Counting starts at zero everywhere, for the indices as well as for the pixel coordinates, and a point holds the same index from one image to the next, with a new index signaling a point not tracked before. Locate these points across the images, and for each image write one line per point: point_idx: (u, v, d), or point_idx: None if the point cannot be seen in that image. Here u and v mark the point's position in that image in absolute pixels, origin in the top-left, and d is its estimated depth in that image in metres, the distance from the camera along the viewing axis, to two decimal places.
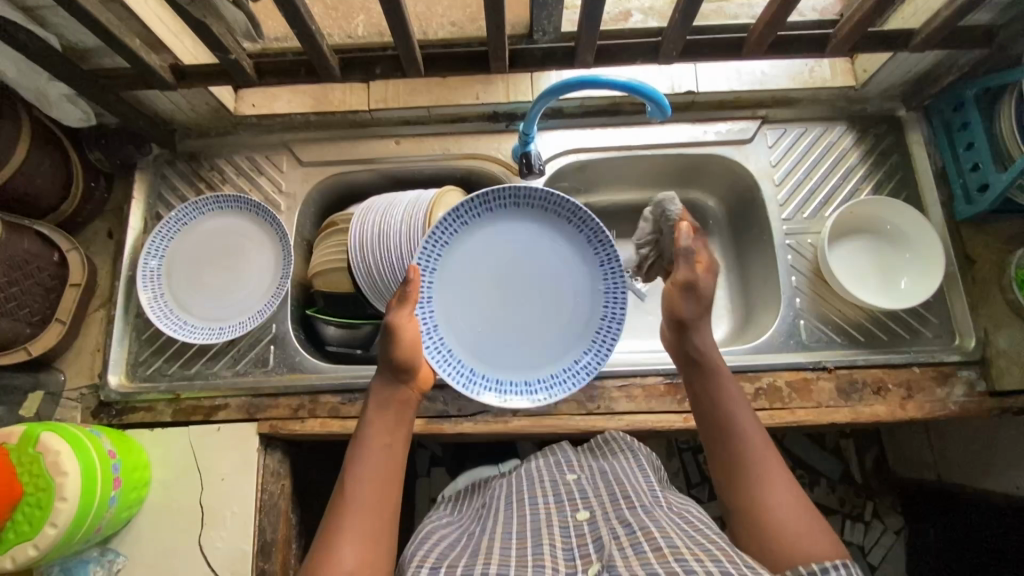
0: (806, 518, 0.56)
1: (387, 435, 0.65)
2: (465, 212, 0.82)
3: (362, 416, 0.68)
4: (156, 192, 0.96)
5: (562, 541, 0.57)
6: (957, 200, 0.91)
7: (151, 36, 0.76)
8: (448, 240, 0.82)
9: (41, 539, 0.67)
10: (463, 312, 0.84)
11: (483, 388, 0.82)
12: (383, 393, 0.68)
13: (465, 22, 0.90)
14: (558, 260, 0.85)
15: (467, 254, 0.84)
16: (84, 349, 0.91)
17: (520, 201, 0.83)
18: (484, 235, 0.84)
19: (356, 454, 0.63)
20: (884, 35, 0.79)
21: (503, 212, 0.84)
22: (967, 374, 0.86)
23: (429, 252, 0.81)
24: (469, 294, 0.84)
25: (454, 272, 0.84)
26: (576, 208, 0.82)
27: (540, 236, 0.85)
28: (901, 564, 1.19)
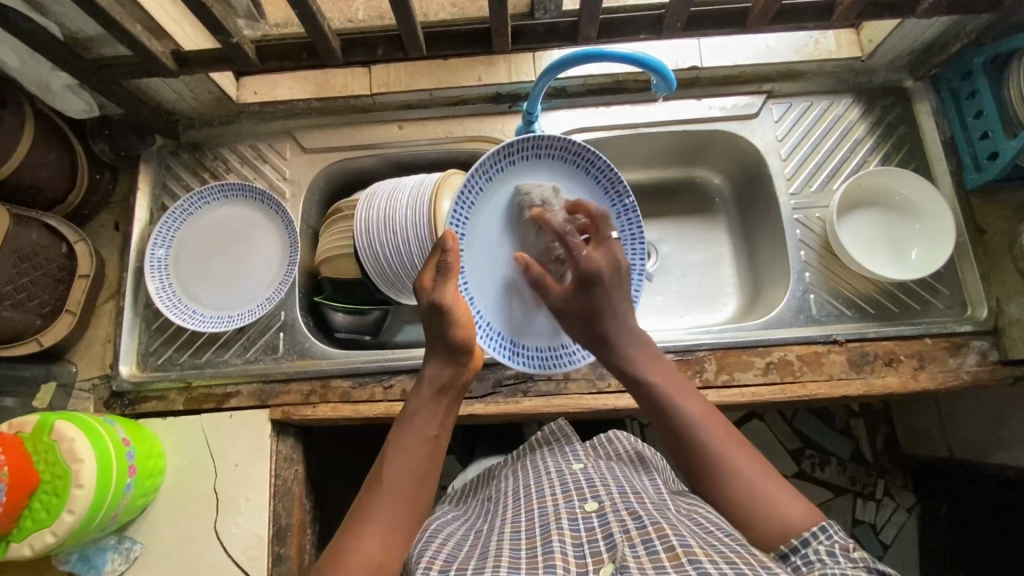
0: (780, 497, 0.56)
1: (434, 424, 0.63)
2: (489, 168, 0.76)
3: (411, 395, 0.66)
4: (161, 182, 0.96)
5: (572, 536, 0.55)
6: (966, 168, 0.90)
7: (151, 22, 0.75)
8: (474, 199, 0.77)
9: (59, 525, 0.67)
10: (495, 278, 0.79)
11: (525, 356, 0.80)
12: (440, 378, 0.66)
13: (465, 3, 0.90)
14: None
15: (491, 214, 0.78)
16: (95, 341, 0.91)
17: (542, 152, 0.78)
18: (507, 194, 0.78)
19: (399, 441, 0.61)
20: (890, 2, 0.78)
21: (523, 166, 0.78)
22: (980, 344, 0.86)
23: (459, 214, 0.76)
24: (498, 259, 0.79)
25: (482, 235, 0.78)
26: (596, 157, 0.79)
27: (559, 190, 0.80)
28: (914, 542, 1.19)
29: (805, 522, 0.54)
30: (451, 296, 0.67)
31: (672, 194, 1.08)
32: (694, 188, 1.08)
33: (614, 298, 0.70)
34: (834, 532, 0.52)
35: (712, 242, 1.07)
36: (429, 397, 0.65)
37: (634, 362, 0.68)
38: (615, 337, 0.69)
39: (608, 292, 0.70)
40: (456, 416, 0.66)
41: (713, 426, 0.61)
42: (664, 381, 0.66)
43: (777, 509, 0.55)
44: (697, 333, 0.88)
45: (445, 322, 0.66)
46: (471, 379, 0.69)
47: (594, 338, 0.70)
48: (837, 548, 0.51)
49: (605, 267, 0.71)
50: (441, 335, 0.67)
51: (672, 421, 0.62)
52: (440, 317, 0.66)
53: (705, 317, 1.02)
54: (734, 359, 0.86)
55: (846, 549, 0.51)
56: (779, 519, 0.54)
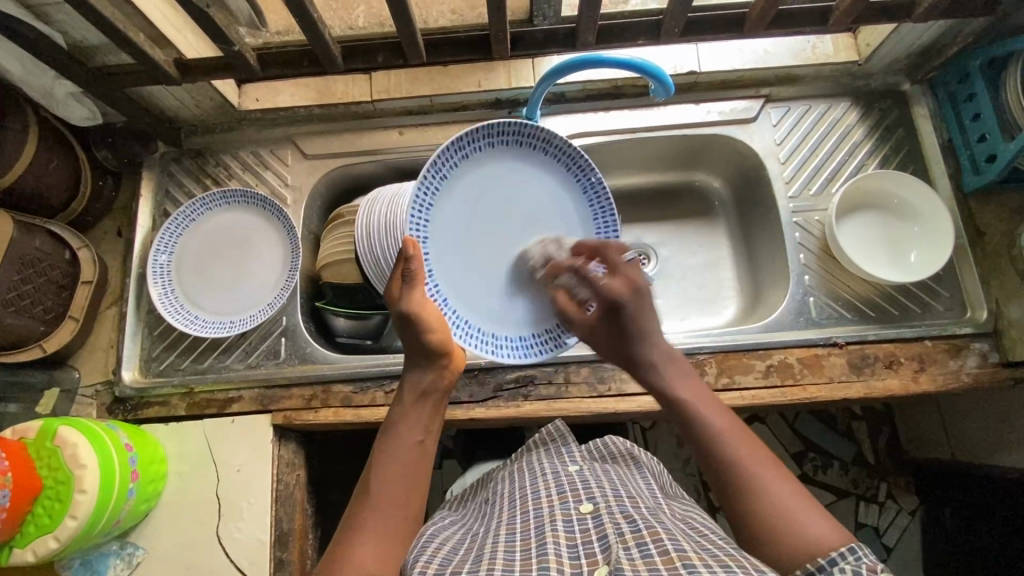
0: (808, 517, 0.54)
1: (419, 430, 0.64)
2: (442, 166, 0.72)
3: (394, 402, 0.67)
4: (163, 189, 0.97)
5: (567, 537, 0.55)
6: (965, 171, 0.90)
7: (154, 31, 0.76)
8: (432, 200, 0.73)
9: (62, 530, 0.67)
10: (466, 276, 0.76)
11: (509, 350, 0.77)
12: (422, 384, 0.67)
13: (465, 10, 0.90)
14: (550, 198, 0.78)
15: (451, 211, 0.75)
16: (98, 347, 0.92)
17: (495, 139, 0.75)
18: (463, 187, 0.75)
19: (383, 448, 0.62)
20: (886, 7, 0.79)
21: (481, 156, 0.75)
22: (980, 346, 0.86)
23: (419, 217, 0.73)
24: (466, 256, 0.76)
25: (445, 235, 0.75)
26: (549, 134, 0.76)
27: (516, 173, 0.77)
28: (917, 546, 1.19)
29: (833, 542, 0.52)
30: (417, 305, 0.66)
31: (672, 198, 1.09)
32: (694, 192, 1.08)
33: (644, 324, 0.69)
34: (863, 553, 0.50)
35: (711, 245, 1.07)
36: (411, 402, 0.66)
37: (670, 378, 0.68)
38: (650, 359, 0.69)
39: (630, 319, 0.69)
40: (440, 419, 0.67)
41: (744, 444, 0.60)
42: (700, 401, 0.65)
43: (806, 526, 0.53)
44: (698, 336, 0.88)
45: (416, 331, 0.66)
46: (451, 381, 0.70)
47: (624, 360, 0.70)
48: (865, 569, 0.48)
49: (626, 292, 0.69)
50: (416, 344, 0.67)
51: (707, 441, 0.61)
52: (410, 327, 0.66)
53: (705, 320, 1.02)
54: (734, 362, 0.86)
55: (873, 569, 0.48)
56: (807, 536, 0.53)
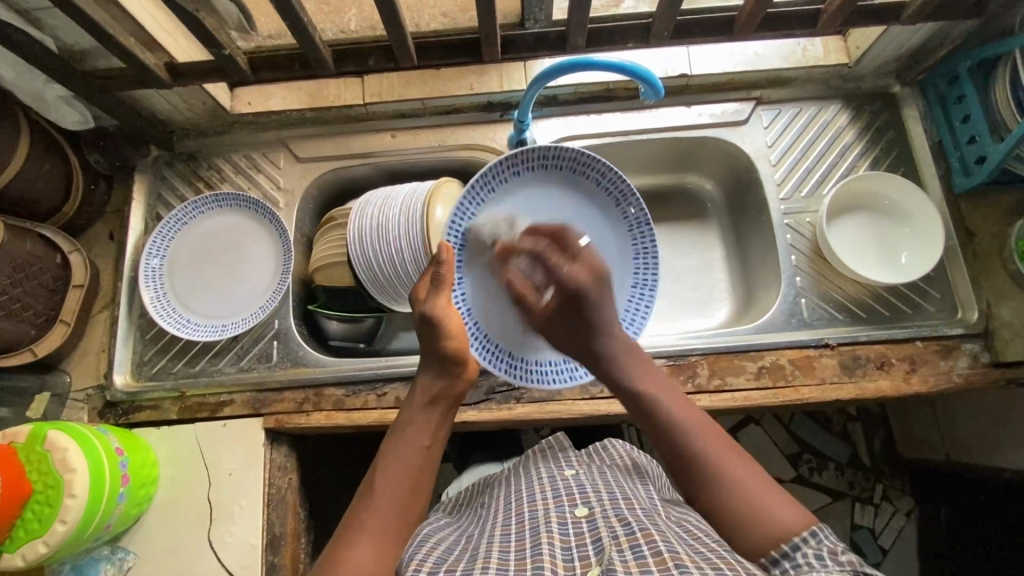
0: (771, 503, 0.55)
1: (426, 435, 0.64)
2: (492, 179, 0.78)
3: (406, 403, 0.67)
4: (156, 193, 0.97)
5: (562, 539, 0.55)
6: (955, 172, 0.91)
7: (145, 36, 0.76)
8: (475, 210, 0.79)
9: (51, 536, 0.67)
10: (497, 286, 0.81)
11: (523, 371, 0.82)
12: (434, 389, 0.67)
13: (456, 13, 0.91)
14: (595, 231, 0.83)
15: (496, 220, 0.80)
16: (89, 350, 0.92)
17: (549, 162, 0.80)
18: (510, 202, 0.80)
19: (392, 449, 0.62)
20: (874, 9, 0.80)
21: (532, 177, 0.81)
22: (971, 347, 0.86)
23: (458, 226, 0.78)
24: (500, 267, 0.81)
25: (484, 241, 0.80)
26: (606, 168, 0.80)
27: (563, 200, 0.82)
28: (912, 548, 1.19)
29: (797, 527, 0.53)
30: (441, 308, 0.68)
31: (665, 201, 1.09)
32: (687, 195, 1.09)
33: (602, 313, 0.69)
34: (825, 537, 0.52)
35: (705, 247, 1.07)
36: (422, 406, 0.66)
37: (630, 366, 0.67)
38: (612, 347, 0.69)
39: (597, 306, 0.69)
40: (450, 426, 0.67)
41: (700, 431, 0.60)
42: (659, 388, 0.64)
43: (768, 513, 0.54)
44: (690, 338, 0.88)
45: (434, 334, 0.67)
46: (467, 389, 0.70)
47: (582, 354, 0.70)
48: (826, 551, 0.51)
49: (587, 280, 0.70)
50: (431, 346, 0.68)
51: (665, 429, 0.61)
52: (431, 329, 0.68)
53: (699, 322, 1.02)
54: (726, 363, 0.86)
55: (835, 553, 0.50)
56: (770, 523, 0.54)
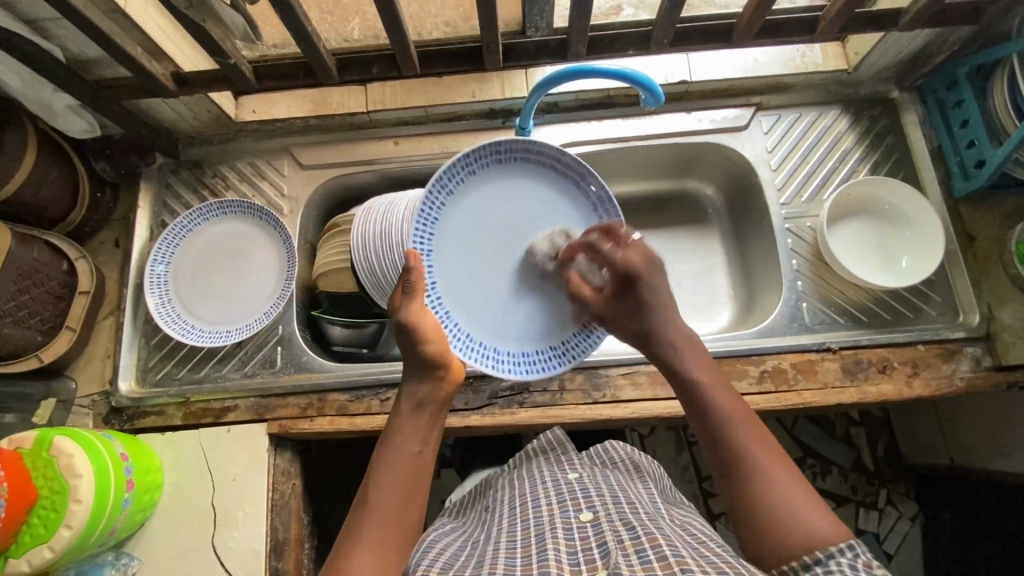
0: (809, 509, 0.54)
1: (415, 441, 0.64)
2: (447, 181, 0.76)
3: (394, 411, 0.67)
4: (161, 200, 0.98)
5: (567, 544, 0.55)
6: (954, 176, 0.91)
7: (152, 45, 0.77)
8: (436, 215, 0.77)
9: (56, 541, 0.67)
10: (469, 286, 0.79)
11: (510, 365, 0.80)
12: (418, 395, 0.67)
13: (459, 22, 0.92)
14: (558, 214, 0.81)
15: (457, 223, 0.78)
16: (95, 356, 0.92)
17: (502, 156, 0.78)
18: (469, 201, 0.78)
19: (384, 458, 0.62)
20: (872, 16, 0.80)
21: (489, 171, 0.79)
22: (973, 350, 0.86)
23: (423, 232, 0.76)
24: (470, 267, 0.79)
25: (450, 245, 0.78)
26: (557, 152, 0.79)
27: (522, 189, 0.80)
28: (917, 552, 1.18)
29: (834, 539, 0.52)
30: (416, 314, 0.68)
31: (666, 206, 1.10)
32: (687, 200, 1.09)
33: (658, 294, 0.71)
34: (861, 551, 0.50)
35: (705, 252, 1.08)
36: (409, 412, 0.66)
37: (686, 360, 0.67)
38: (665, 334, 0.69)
39: (648, 288, 0.71)
40: (439, 430, 0.67)
41: (747, 427, 0.60)
42: (712, 382, 0.65)
43: (805, 521, 0.53)
44: None
45: (415, 340, 0.67)
46: (452, 392, 0.69)
47: (637, 336, 0.72)
48: (860, 565, 0.49)
49: (641, 263, 0.71)
50: (411, 353, 0.68)
51: (716, 423, 0.61)
52: (410, 336, 0.68)
53: (701, 326, 1.02)
54: (728, 367, 0.87)
55: (869, 565, 0.49)
56: (806, 532, 0.53)
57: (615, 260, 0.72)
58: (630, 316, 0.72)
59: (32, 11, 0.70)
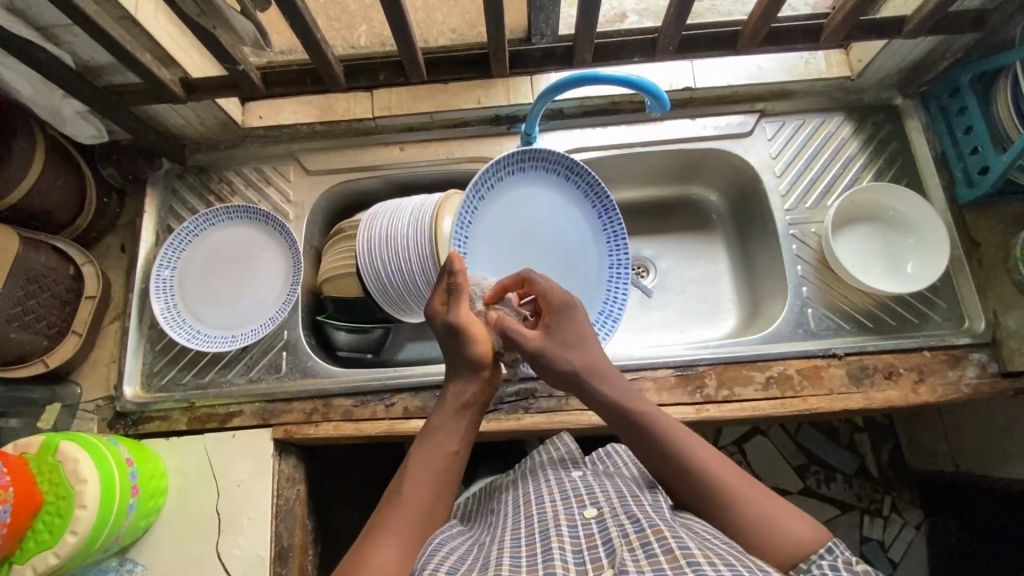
0: (786, 518, 0.55)
1: (455, 440, 0.64)
2: (517, 162, 0.85)
3: (435, 408, 0.67)
4: (166, 206, 0.98)
5: (573, 542, 0.55)
6: (958, 183, 0.92)
7: (161, 51, 0.78)
8: (493, 185, 0.85)
9: (62, 547, 0.67)
10: (488, 253, 0.86)
11: None
12: (464, 394, 0.67)
13: (464, 28, 0.92)
14: (563, 212, 0.89)
15: (509, 201, 0.87)
16: (99, 361, 0.92)
17: (559, 170, 0.87)
18: (521, 192, 0.87)
19: (421, 452, 0.62)
20: (876, 23, 0.81)
21: (544, 176, 0.87)
22: (979, 356, 0.86)
23: (478, 188, 0.83)
24: (498, 244, 0.86)
25: (494, 214, 0.86)
26: (604, 194, 0.88)
27: (561, 204, 0.89)
28: (924, 561, 1.17)
29: (815, 544, 0.53)
30: (467, 317, 0.69)
31: (670, 212, 1.10)
32: (691, 206, 1.10)
33: (577, 331, 0.69)
34: (840, 550, 0.51)
35: (710, 258, 1.08)
36: (452, 412, 0.66)
37: (627, 396, 0.65)
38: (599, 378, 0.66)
39: (560, 323, 0.69)
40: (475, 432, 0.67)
41: (701, 456, 0.59)
42: (655, 415, 0.63)
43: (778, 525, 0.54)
44: (697, 347, 0.88)
45: (460, 342, 0.68)
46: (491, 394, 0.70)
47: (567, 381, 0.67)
48: (840, 563, 0.50)
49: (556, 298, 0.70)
50: (459, 354, 0.68)
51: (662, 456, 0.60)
52: (458, 338, 0.68)
53: (706, 332, 1.03)
54: (733, 373, 0.87)
55: (850, 563, 0.50)
56: (785, 537, 0.53)
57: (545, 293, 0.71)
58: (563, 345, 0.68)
59: (42, 17, 0.71)
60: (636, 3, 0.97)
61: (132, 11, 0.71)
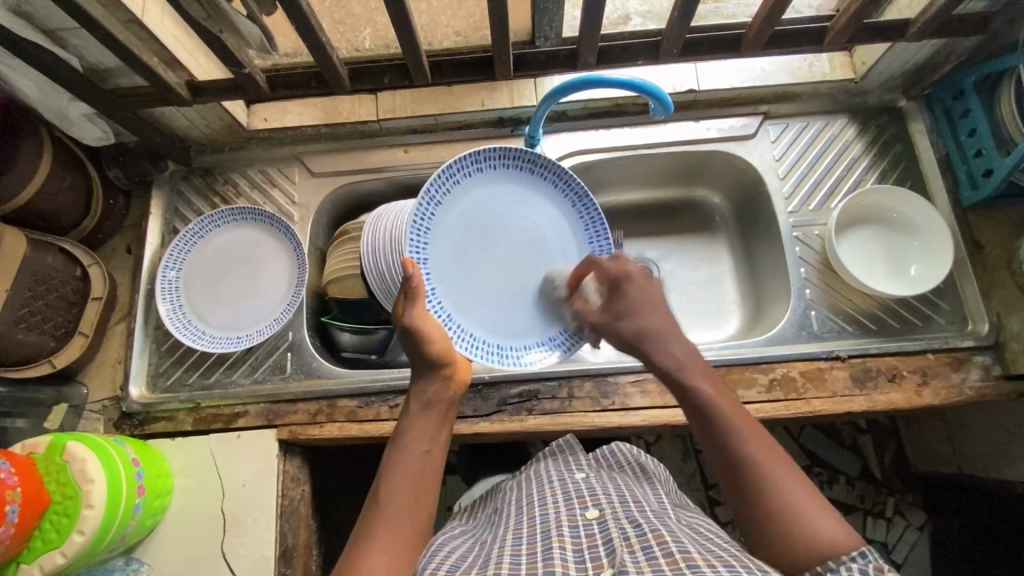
0: (822, 517, 0.53)
1: (426, 441, 0.65)
2: (484, 159, 0.79)
3: (405, 414, 0.68)
4: (172, 207, 0.99)
5: (573, 542, 0.55)
6: (963, 186, 0.92)
7: (168, 54, 0.78)
8: (459, 181, 0.79)
9: (68, 546, 0.68)
10: (451, 253, 0.79)
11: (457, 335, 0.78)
12: (427, 394, 0.69)
13: (468, 31, 0.93)
14: (532, 207, 0.83)
15: (474, 199, 0.80)
16: (105, 362, 0.93)
17: (530, 166, 0.82)
18: (489, 188, 0.81)
19: (395, 457, 0.63)
20: (879, 26, 0.81)
21: (513, 173, 0.82)
22: (982, 359, 0.86)
23: (442, 184, 0.77)
24: (464, 244, 0.80)
25: (458, 211, 0.79)
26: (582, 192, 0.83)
27: (532, 202, 0.83)
28: (926, 563, 1.17)
29: (845, 546, 0.51)
30: (420, 318, 0.69)
31: (673, 214, 1.10)
32: (694, 207, 1.10)
33: (650, 301, 0.70)
34: (872, 553, 0.50)
35: (713, 260, 1.08)
36: (419, 413, 0.67)
37: (680, 368, 0.65)
38: (666, 346, 0.67)
39: (635, 291, 0.71)
40: (448, 432, 0.68)
41: (754, 436, 0.58)
42: (714, 390, 0.62)
43: (809, 523, 0.53)
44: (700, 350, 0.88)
45: (416, 342, 0.68)
46: (460, 393, 0.71)
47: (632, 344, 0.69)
48: (871, 568, 0.49)
49: (633, 271, 0.72)
50: (417, 354, 0.69)
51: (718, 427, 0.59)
52: (414, 339, 0.68)
53: (709, 334, 1.03)
54: (737, 376, 0.87)
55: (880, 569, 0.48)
56: (815, 537, 0.52)
57: (615, 269, 0.73)
58: (619, 314, 0.70)
59: (50, 20, 0.71)
60: (640, 6, 0.97)
61: (138, 15, 0.72)
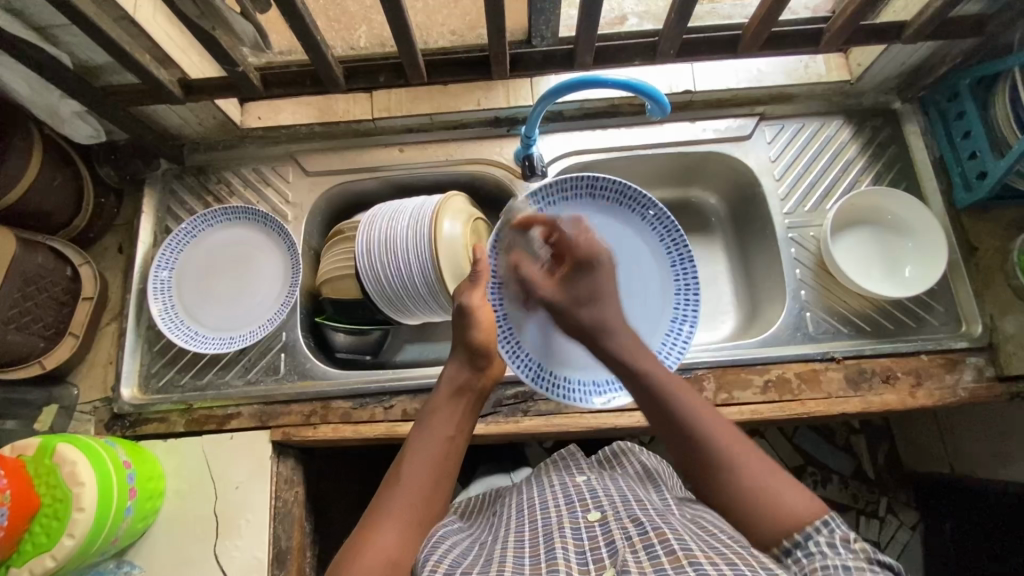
0: (786, 491, 0.54)
1: (450, 425, 0.66)
2: (602, 187, 0.82)
3: (431, 397, 0.70)
4: (164, 206, 0.97)
5: (575, 543, 0.55)
6: (957, 187, 0.92)
7: (160, 52, 0.77)
8: (571, 199, 0.83)
9: (58, 550, 0.67)
10: None
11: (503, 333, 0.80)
12: (458, 380, 0.70)
13: (464, 30, 0.92)
14: (622, 242, 0.83)
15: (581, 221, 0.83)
16: (97, 362, 0.92)
17: (643, 212, 0.83)
18: (597, 217, 0.83)
19: (418, 437, 0.64)
20: (875, 28, 0.81)
21: (625, 212, 0.83)
22: (976, 360, 0.86)
23: (554, 194, 0.82)
24: None
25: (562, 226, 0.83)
26: (683, 247, 0.82)
27: (633, 244, 0.84)
28: (919, 562, 1.18)
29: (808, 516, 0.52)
30: (479, 301, 0.72)
31: None
32: (690, 208, 1.10)
33: (605, 287, 0.74)
34: (837, 525, 0.50)
35: (709, 261, 1.08)
36: (446, 397, 0.69)
37: (632, 355, 0.68)
38: (610, 326, 0.71)
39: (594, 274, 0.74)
40: (470, 421, 0.69)
41: (708, 418, 0.60)
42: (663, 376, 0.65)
43: (777, 501, 0.53)
44: (695, 351, 0.88)
45: (465, 323, 0.71)
46: (490, 385, 0.73)
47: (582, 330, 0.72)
48: (837, 540, 0.49)
49: (600, 254, 0.75)
50: (462, 338, 0.71)
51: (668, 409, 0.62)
52: (464, 319, 0.71)
53: (704, 335, 1.03)
54: (732, 377, 0.87)
55: (847, 540, 0.49)
56: (782, 510, 0.53)
57: (578, 242, 0.76)
58: (579, 300, 0.73)
59: (40, 17, 0.70)
60: (636, 6, 0.97)
61: (130, 12, 0.71)
